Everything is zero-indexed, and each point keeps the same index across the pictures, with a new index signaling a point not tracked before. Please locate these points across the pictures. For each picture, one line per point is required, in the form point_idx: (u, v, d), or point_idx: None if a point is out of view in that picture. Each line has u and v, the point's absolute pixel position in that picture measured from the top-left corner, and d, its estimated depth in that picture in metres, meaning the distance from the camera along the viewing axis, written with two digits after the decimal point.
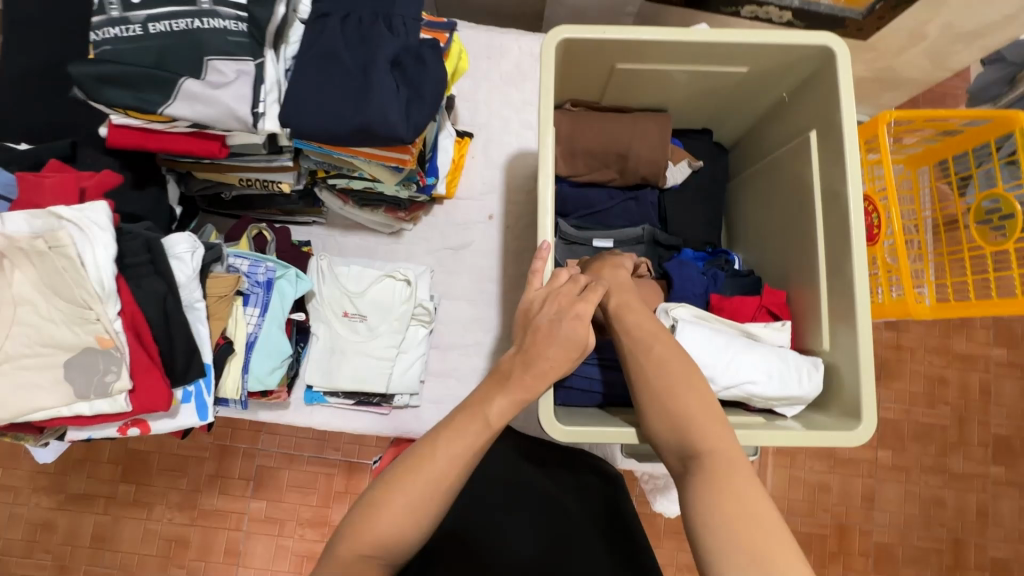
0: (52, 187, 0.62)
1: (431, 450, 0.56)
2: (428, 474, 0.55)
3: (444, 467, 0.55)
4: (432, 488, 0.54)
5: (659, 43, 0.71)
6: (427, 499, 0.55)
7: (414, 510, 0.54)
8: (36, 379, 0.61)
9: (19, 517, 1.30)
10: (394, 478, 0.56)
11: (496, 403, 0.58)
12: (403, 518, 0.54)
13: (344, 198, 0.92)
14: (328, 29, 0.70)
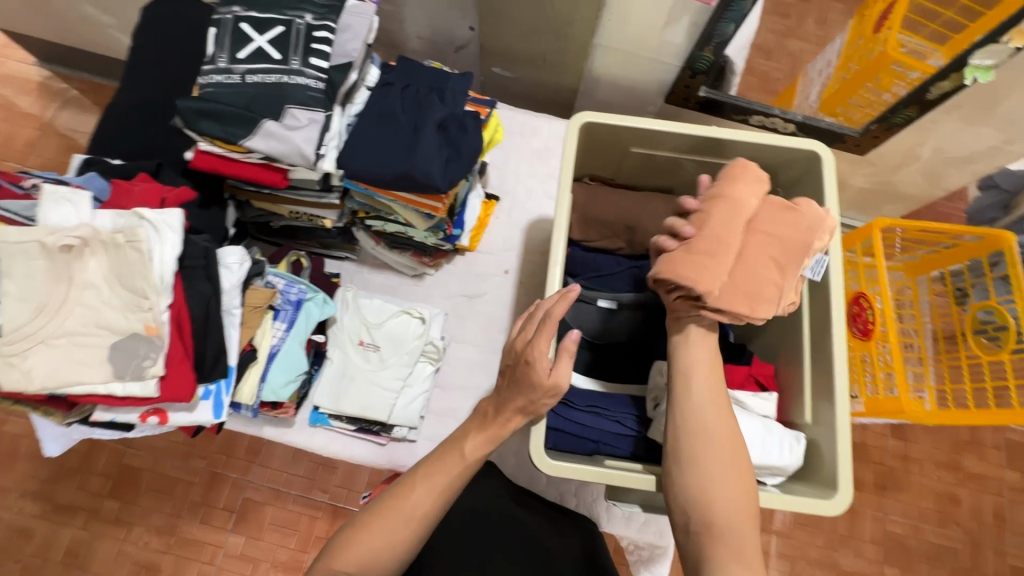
0: (139, 194, 0.74)
1: (412, 484, 0.62)
2: (408, 507, 0.60)
3: (426, 501, 0.61)
4: (411, 521, 0.60)
5: (669, 133, 0.82)
6: (401, 529, 0.60)
7: (393, 538, 0.60)
8: (82, 356, 0.68)
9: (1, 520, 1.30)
10: (380, 509, 0.61)
11: (473, 440, 0.63)
12: (381, 546, 0.59)
13: (378, 238, 1.01)
14: (390, 95, 0.84)
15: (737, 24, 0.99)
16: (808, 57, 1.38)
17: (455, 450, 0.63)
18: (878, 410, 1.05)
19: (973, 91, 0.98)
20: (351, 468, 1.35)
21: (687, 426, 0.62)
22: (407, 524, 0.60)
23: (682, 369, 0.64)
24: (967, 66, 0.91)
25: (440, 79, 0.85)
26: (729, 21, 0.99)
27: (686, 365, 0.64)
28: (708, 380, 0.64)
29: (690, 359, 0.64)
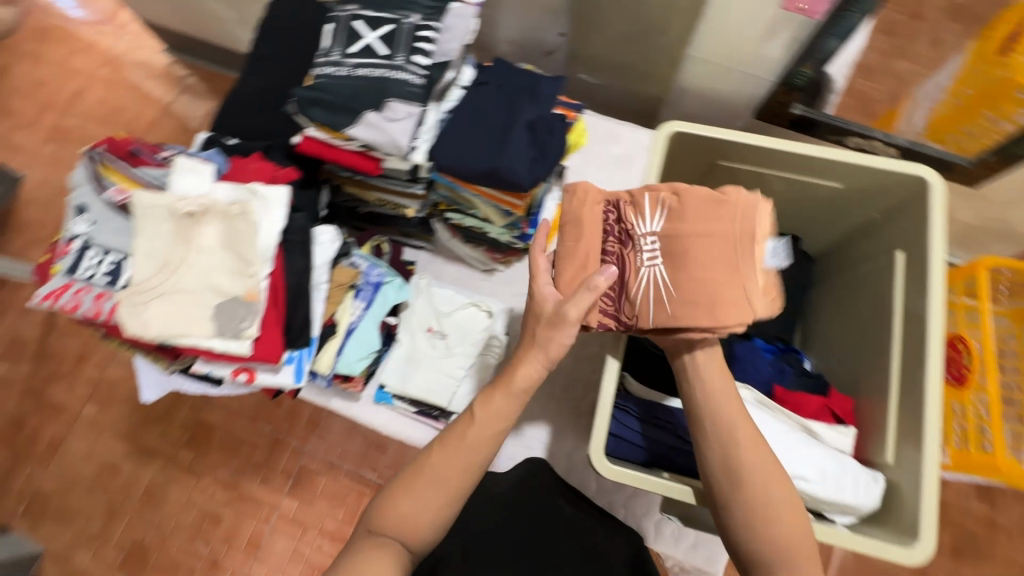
0: (253, 170, 0.81)
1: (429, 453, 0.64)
2: (442, 475, 0.62)
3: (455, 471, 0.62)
4: (436, 486, 0.61)
5: (760, 148, 0.80)
6: (426, 496, 0.61)
7: (432, 503, 0.61)
8: (191, 311, 0.75)
9: (94, 454, 1.46)
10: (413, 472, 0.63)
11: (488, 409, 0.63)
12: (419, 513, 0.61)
13: (454, 232, 1.05)
14: (485, 95, 0.87)
15: (842, 38, 0.95)
16: None
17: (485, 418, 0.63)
18: (965, 465, 0.96)
19: None
20: (400, 451, 1.40)
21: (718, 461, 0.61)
22: (431, 489, 0.61)
23: (703, 402, 0.63)
24: None
25: (532, 82, 0.88)
26: (835, 36, 0.94)
27: (707, 398, 0.63)
28: (735, 414, 0.62)
29: (711, 392, 0.63)
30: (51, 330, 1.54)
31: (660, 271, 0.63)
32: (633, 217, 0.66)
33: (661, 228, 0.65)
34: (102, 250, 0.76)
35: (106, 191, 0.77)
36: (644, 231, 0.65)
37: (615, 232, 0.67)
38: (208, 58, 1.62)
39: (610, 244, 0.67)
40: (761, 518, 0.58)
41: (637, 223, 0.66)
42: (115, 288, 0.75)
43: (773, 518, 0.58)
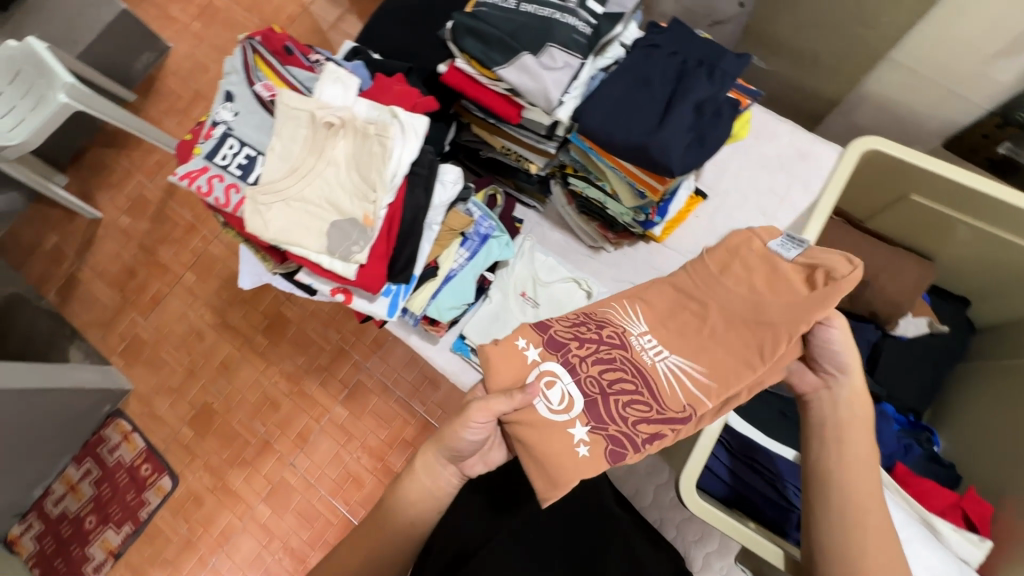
0: (396, 92, 0.78)
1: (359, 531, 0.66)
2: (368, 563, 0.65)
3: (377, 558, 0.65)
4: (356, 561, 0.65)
5: (969, 191, 0.66)
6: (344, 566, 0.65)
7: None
8: (308, 224, 0.75)
9: (185, 317, 1.59)
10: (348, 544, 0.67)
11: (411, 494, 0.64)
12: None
13: (571, 199, 0.99)
14: (652, 59, 0.77)
15: None
16: None
17: (401, 516, 0.64)
18: None
19: None
20: (451, 394, 1.41)
21: (835, 531, 0.54)
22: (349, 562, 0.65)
23: (833, 465, 0.56)
24: None
25: (713, 54, 0.77)
26: None
27: (847, 464, 0.56)
28: (868, 490, 0.54)
29: (852, 461, 0.56)
30: (171, 196, 1.65)
31: (673, 361, 0.58)
32: (617, 319, 0.61)
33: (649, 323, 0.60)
34: (240, 142, 0.76)
35: (256, 84, 0.76)
36: (637, 331, 0.60)
37: (605, 336, 0.59)
38: None
39: (606, 349, 0.58)
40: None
41: (625, 326, 0.60)
42: (245, 182, 0.75)
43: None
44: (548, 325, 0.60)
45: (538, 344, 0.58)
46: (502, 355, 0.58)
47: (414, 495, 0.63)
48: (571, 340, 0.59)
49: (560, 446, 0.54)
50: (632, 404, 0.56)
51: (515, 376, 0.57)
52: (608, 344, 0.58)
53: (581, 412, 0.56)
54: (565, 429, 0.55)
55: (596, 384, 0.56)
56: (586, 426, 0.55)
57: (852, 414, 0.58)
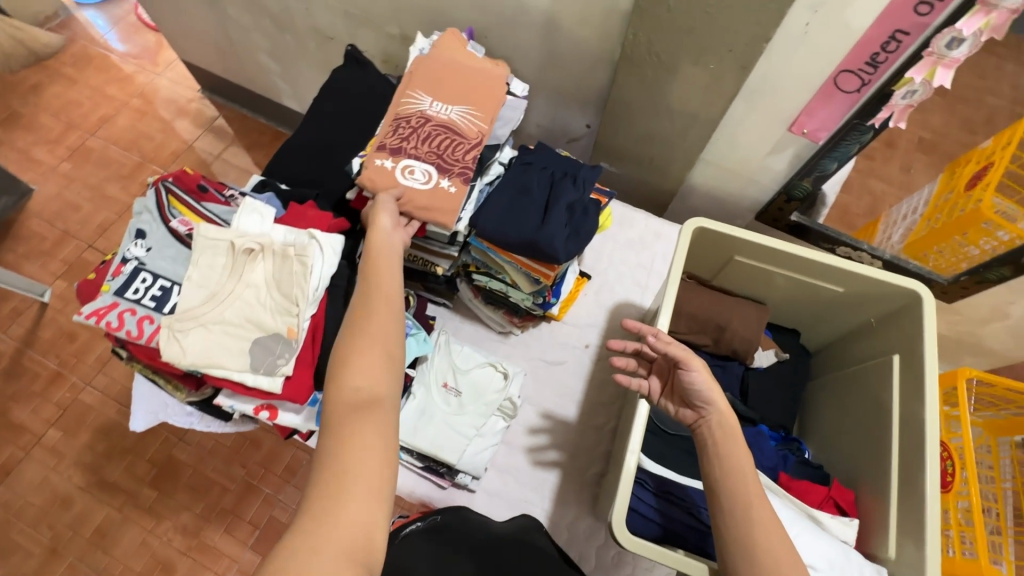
0: (311, 217, 0.85)
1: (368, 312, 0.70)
2: (373, 342, 0.67)
3: (379, 347, 0.68)
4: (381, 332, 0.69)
5: (772, 249, 0.89)
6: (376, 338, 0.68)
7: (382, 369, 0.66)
8: (230, 344, 0.77)
9: (48, 483, 1.37)
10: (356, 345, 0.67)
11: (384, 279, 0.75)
12: (369, 384, 0.64)
13: (476, 292, 1.11)
14: (528, 173, 0.96)
15: (839, 162, 1.11)
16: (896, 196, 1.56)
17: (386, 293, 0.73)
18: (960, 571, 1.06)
19: None
20: None
21: (738, 543, 0.62)
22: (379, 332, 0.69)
23: (721, 481, 0.66)
24: None
25: (573, 166, 0.97)
26: (833, 159, 1.11)
27: (724, 473, 0.67)
28: (754, 496, 0.65)
29: (731, 473, 0.66)
30: (30, 345, 1.49)
31: (459, 111, 0.95)
32: (413, 104, 0.95)
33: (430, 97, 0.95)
34: (153, 276, 0.78)
35: (171, 222, 0.81)
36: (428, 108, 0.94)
37: (428, 128, 0.92)
38: (244, 102, 1.73)
39: (425, 129, 0.92)
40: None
41: (423, 104, 0.94)
42: (160, 313, 0.77)
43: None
44: (386, 145, 0.90)
45: (389, 159, 0.89)
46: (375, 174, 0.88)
47: (380, 271, 0.76)
48: (406, 141, 0.91)
49: (441, 191, 0.89)
50: (462, 147, 0.92)
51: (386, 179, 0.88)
52: (424, 126, 0.92)
53: (440, 174, 0.90)
54: (440, 183, 0.89)
55: (440, 149, 0.91)
56: (449, 177, 0.90)
57: (723, 430, 0.70)
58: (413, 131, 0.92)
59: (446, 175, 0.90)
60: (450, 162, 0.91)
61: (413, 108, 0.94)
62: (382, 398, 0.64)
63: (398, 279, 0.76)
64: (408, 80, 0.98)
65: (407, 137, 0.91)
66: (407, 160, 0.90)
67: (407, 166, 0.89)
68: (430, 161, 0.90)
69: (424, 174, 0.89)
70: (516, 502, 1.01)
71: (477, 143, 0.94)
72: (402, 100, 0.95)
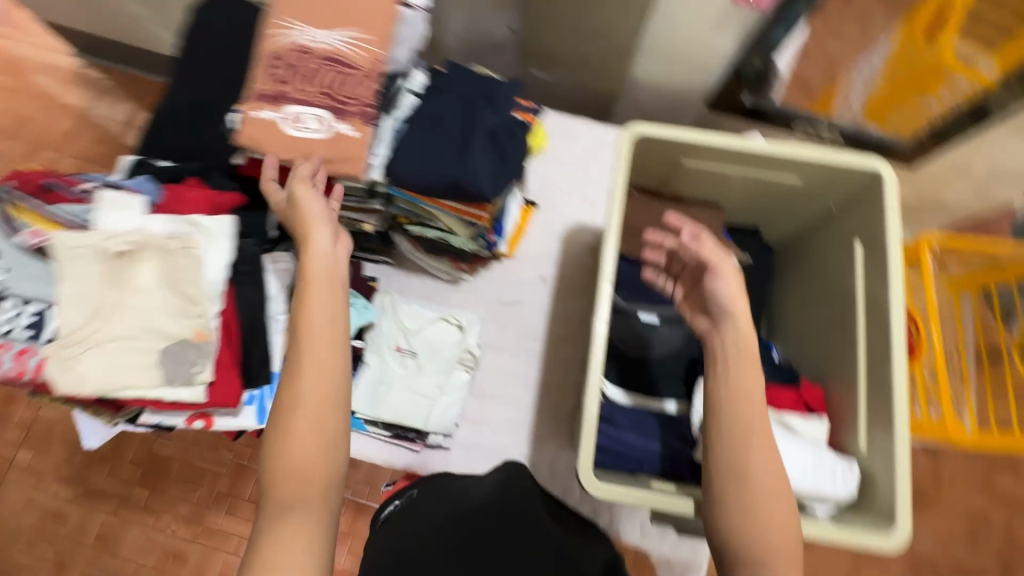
0: (192, 199, 0.73)
1: (301, 373, 0.62)
2: (304, 419, 0.60)
3: (310, 425, 0.60)
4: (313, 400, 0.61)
5: (722, 147, 0.80)
6: (312, 407, 0.61)
7: (313, 446, 0.60)
8: (133, 361, 0.68)
9: (35, 502, 1.33)
10: (284, 424, 0.60)
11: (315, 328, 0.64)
12: (303, 471, 0.59)
13: (415, 243, 1.01)
14: (439, 103, 0.83)
15: (788, 29, 0.99)
16: None
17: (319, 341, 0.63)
18: (922, 429, 1.10)
19: None
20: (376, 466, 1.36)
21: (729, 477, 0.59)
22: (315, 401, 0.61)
23: (722, 401, 0.62)
24: None
25: (489, 87, 0.84)
26: (783, 27, 0.98)
27: (730, 390, 0.62)
28: (755, 425, 0.61)
29: (735, 415, 0.61)
30: None
31: (341, 37, 0.78)
32: (285, 35, 0.77)
33: (304, 23, 0.78)
34: (21, 300, 0.68)
35: (19, 234, 0.69)
36: (303, 39, 0.77)
37: (310, 63, 0.76)
38: (123, 59, 1.49)
39: (304, 66, 0.76)
40: (770, 534, 0.57)
41: (296, 34, 0.77)
42: (40, 342, 0.67)
43: (772, 536, 0.57)
44: (260, 93, 0.75)
45: (269, 109, 0.74)
46: (259, 132, 0.74)
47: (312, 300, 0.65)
48: (284, 84, 0.75)
49: (341, 140, 0.75)
50: (355, 80, 0.77)
51: (272, 137, 0.74)
52: (303, 62, 0.76)
53: (335, 119, 0.75)
54: (339, 129, 0.75)
55: (329, 87, 0.76)
56: (346, 122, 0.76)
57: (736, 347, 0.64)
58: (291, 68, 0.76)
59: (343, 117, 0.75)
60: (344, 101, 0.76)
61: (286, 40, 0.77)
62: (320, 481, 0.59)
63: (332, 324, 0.65)
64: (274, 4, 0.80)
65: (285, 77, 0.75)
66: (293, 107, 0.75)
67: (294, 114, 0.75)
68: (320, 103, 0.75)
69: (316, 121, 0.75)
70: (493, 450, 1.00)
71: (373, 71, 0.78)
72: (270, 31, 0.78)
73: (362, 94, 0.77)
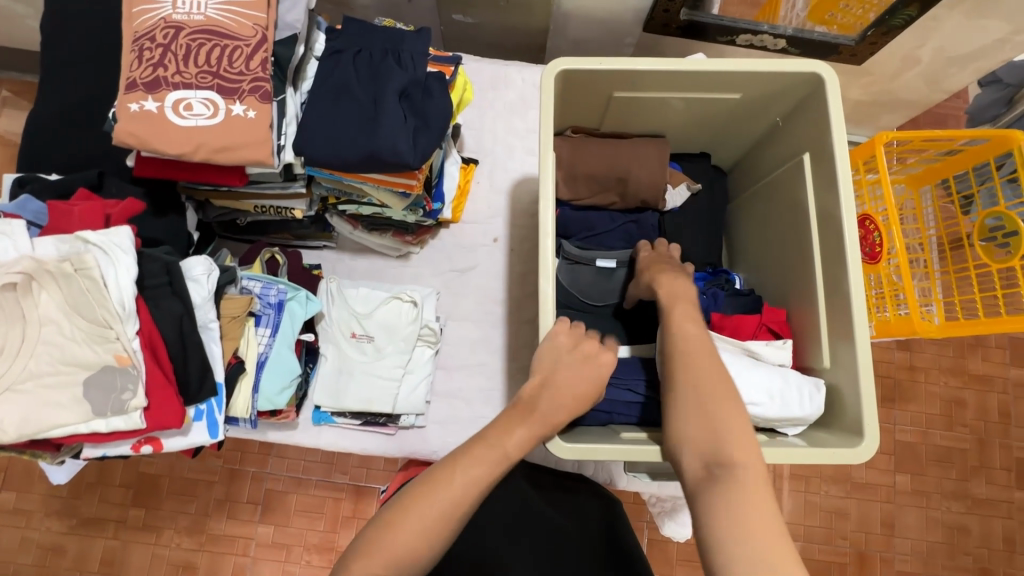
0: (79, 214, 0.66)
1: (450, 475, 0.57)
2: (421, 523, 0.55)
3: (423, 529, 0.55)
4: (446, 516, 0.55)
5: (653, 72, 0.74)
6: (440, 521, 0.55)
7: (419, 539, 0.54)
8: (55, 398, 0.64)
9: (31, 541, 1.30)
10: (391, 520, 0.56)
11: (516, 434, 0.60)
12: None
13: (355, 222, 0.96)
14: (341, 66, 0.75)
15: None
16: None
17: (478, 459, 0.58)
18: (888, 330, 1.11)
19: None
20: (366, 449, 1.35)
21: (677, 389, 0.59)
22: (446, 514, 0.55)
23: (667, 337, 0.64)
24: None
25: (392, 40, 0.76)
26: None
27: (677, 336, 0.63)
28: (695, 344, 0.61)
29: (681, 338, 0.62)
30: None
31: (214, 5, 0.68)
32: (150, 11, 0.68)
33: None
34: None
35: None
36: (171, 13, 0.68)
37: (183, 40, 0.67)
38: (15, 65, 1.36)
39: (177, 44, 0.67)
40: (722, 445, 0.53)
41: (162, 8, 0.68)
42: None
43: (724, 423, 0.55)
44: (134, 83, 0.66)
45: (148, 99, 0.66)
46: (142, 127, 0.66)
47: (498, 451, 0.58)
48: (159, 69, 0.67)
49: (235, 124, 0.68)
50: (239, 53, 0.68)
51: (156, 130, 0.66)
52: (174, 40, 0.67)
53: (225, 100, 0.67)
54: (230, 111, 0.67)
55: (210, 65, 0.67)
56: (237, 101, 0.68)
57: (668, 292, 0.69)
58: (164, 49, 0.67)
59: (234, 97, 0.68)
60: (231, 79, 0.68)
61: (153, 17, 0.68)
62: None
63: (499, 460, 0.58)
64: None
65: (160, 61, 0.67)
66: (175, 94, 0.67)
67: (179, 101, 0.67)
68: (204, 85, 0.67)
69: (205, 106, 0.67)
70: (469, 422, 0.97)
71: (260, 40, 0.69)
72: (134, 9, 0.69)
73: (250, 67, 0.68)
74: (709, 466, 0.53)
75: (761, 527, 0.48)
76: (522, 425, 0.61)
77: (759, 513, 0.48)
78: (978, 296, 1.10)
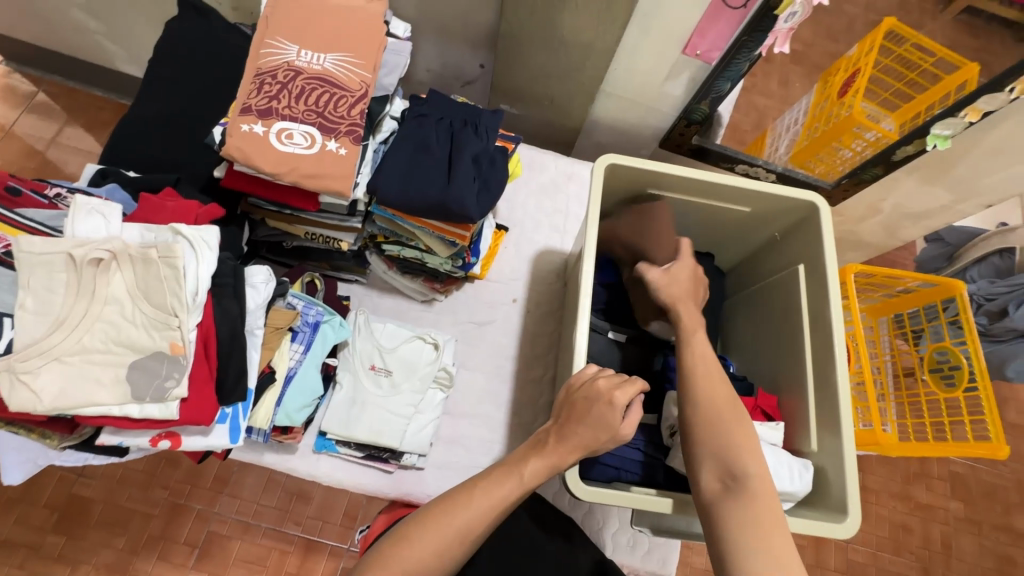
0: (174, 209, 0.73)
1: (469, 500, 0.61)
2: (432, 535, 0.59)
3: (434, 546, 0.59)
4: (456, 539, 0.59)
5: (682, 177, 0.89)
6: (451, 548, 0.59)
7: (434, 559, 0.58)
8: (99, 375, 0.64)
9: None
10: (400, 532, 0.61)
11: (531, 463, 0.64)
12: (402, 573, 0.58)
13: (390, 263, 1.03)
14: (424, 127, 0.87)
15: (733, 82, 1.12)
16: (775, 111, 1.71)
17: (490, 484, 0.63)
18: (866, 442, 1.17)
19: (934, 155, 1.17)
20: (329, 499, 1.29)
21: (693, 417, 0.67)
22: (460, 542, 0.59)
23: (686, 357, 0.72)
24: (929, 135, 1.11)
25: (472, 114, 0.89)
26: (727, 80, 1.10)
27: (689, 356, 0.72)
28: (705, 366, 0.71)
29: (697, 360, 0.72)
30: None
31: (333, 60, 0.80)
32: (276, 54, 0.79)
33: (297, 44, 0.80)
34: None
35: None
36: (294, 59, 0.79)
37: (299, 82, 0.78)
38: (73, 73, 1.45)
39: (293, 85, 0.78)
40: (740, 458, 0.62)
41: (287, 54, 0.79)
42: None
43: (736, 440, 0.64)
44: (247, 108, 0.76)
45: (258, 123, 0.75)
46: (250, 147, 0.74)
47: (504, 479, 0.63)
48: (272, 101, 0.76)
49: (328, 158, 0.77)
50: (346, 103, 0.79)
51: (259, 149, 0.74)
52: (292, 81, 0.78)
53: (324, 137, 0.77)
54: (325, 148, 0.77)
55: (317, 107, 0.77)
56: (335, 141, 0.77)
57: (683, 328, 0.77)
58: (281, 86, 0.77)
59: (331, 135, 0.77)
60: (332, 121, 0.78)
61: (277, 59, 0.79)
62: None
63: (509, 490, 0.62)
64: (266, 24, 0.82)
65: (276, 95, 0.77)
66: (281, 123, 0.76)
67: (283, 130, 0.76)
68: (309, 122, 0.77)
69: (304, 137, 0.76)
70: (465, 472, 0.99)
71: (363, 95, 0.81)
72: (262, 50, 0.80)
73: (351, 115, 0.79)
74: (725, 482, 0.62)
75: (767, 537, 0.57)
76: (539, 457, 0.65)
77: (768, 525, 0.57)
78: (930, 420, 1.24)
